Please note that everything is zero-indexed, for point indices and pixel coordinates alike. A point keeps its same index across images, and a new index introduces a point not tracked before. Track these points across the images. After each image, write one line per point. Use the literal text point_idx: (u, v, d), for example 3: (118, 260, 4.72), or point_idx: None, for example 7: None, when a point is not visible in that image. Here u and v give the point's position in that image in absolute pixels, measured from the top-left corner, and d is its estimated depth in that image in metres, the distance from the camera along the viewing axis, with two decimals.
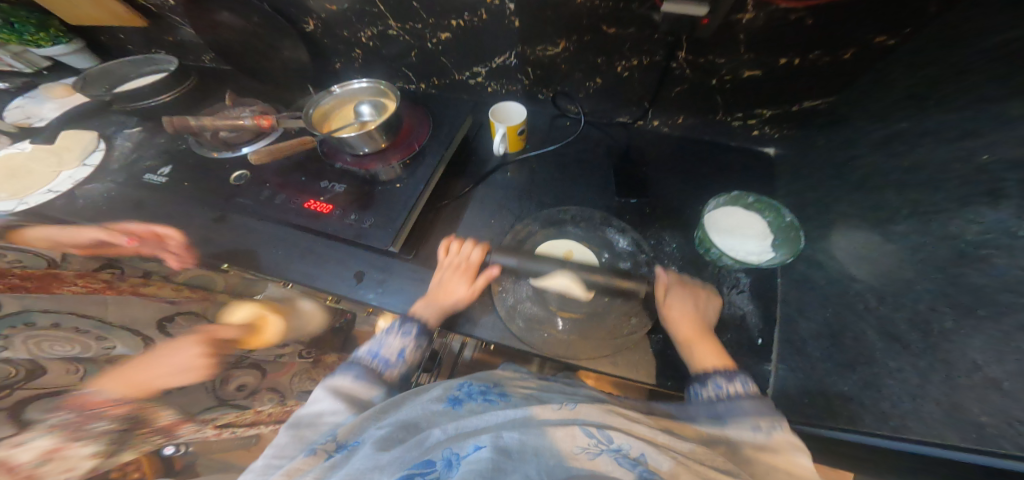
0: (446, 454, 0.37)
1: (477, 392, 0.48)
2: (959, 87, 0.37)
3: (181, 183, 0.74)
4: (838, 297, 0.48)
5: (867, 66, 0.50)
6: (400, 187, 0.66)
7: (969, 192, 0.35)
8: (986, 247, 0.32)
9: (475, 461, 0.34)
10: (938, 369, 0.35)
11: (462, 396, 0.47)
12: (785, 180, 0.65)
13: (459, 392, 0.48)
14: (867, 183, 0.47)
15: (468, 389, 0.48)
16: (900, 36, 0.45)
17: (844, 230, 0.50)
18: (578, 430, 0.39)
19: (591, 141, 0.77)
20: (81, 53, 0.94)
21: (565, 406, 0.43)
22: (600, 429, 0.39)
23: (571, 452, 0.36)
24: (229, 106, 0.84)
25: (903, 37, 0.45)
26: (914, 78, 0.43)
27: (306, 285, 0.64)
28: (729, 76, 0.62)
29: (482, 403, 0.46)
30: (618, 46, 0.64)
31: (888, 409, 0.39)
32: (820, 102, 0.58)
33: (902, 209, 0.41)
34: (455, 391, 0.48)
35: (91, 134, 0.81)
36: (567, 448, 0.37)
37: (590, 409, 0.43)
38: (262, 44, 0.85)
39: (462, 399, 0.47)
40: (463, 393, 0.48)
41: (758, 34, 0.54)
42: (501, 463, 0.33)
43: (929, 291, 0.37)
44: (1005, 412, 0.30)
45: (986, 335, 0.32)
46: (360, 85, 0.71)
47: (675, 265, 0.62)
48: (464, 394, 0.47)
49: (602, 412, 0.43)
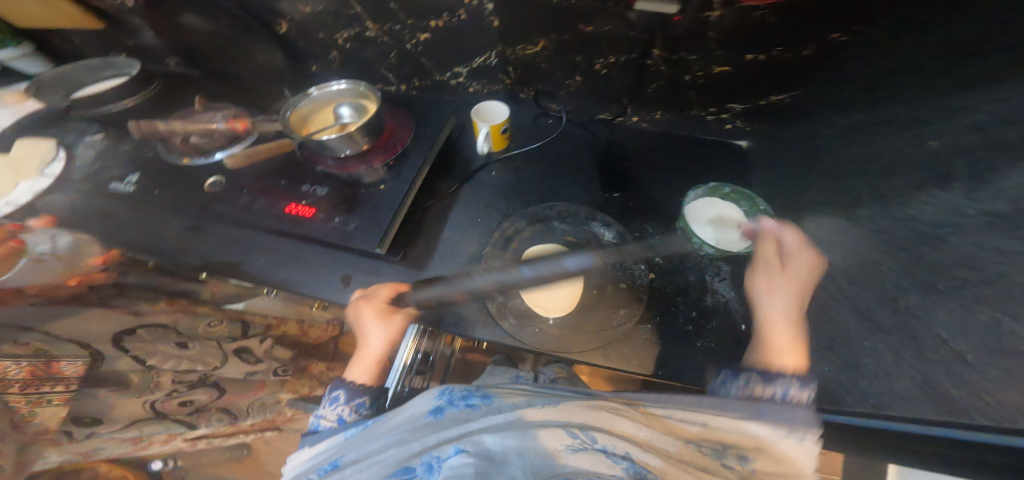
0: (425, 459, 0.38)
1: (458, 397, 0.48)
2: (914, 80, 0.40)
3: (151, 192, 0.71)
4: (812, 280, 0.51)
5: (824, 63, 0.52)
6: (385, 189, 0.65)
7: (926, 177, 0.37)
8: (943, 226, 0.35)
9: (455, 467, 0.35)
10: (906, 344, 0.37)
11: (444, 404, 0.48)
12: (760, 171, 0.68)
13: (439, 399, 0.48)
14: (835, 171, 0.50)
15: (449, 396, 0.49)
16: (851, 33, 0.47)
17: (815, 217, 0.53)
18: (562, 431, 0.38)
19: (574, 139, 0.79)
20: (33, 57, 0.89)
21: (549, 406, 0.44)
22: (584, 430, 0.39)
23: (555, 449, 0.36)
24: (199, 111, 0.81)
25: (854, 34, 0.47)
26: (869, 71, 0.46)
27: (292, 292, 0.63)
28: (701, 72, 0.64)
29: (464, 410, 0.46)
30: (595, 44, 0.65)
31: (868, 388, 0.40)
32: (785, 96, 0.60)
33: (868, 195, 0.44)
34: (435, 401, 0.48)
35: (50, 142, 0.76)
36: (551, 446, 0.36)
37: (574, 407, 0.43)
38: (233, 47, 0.83)
39: (442, 407, 0.47)
40: (444, 401, 0.48)
41: (728, 32, 0.56)
42: (485, 467, 0.34)
43: (894, 270, 0.39)
44: (970, 382, 0.32)
45: (947, 309, 0.34)
46: (339, 87, 0.70)
47: (660, 257, 0.64)
48: (445, 401, 0.48)
49: (585, 409, 0.43)
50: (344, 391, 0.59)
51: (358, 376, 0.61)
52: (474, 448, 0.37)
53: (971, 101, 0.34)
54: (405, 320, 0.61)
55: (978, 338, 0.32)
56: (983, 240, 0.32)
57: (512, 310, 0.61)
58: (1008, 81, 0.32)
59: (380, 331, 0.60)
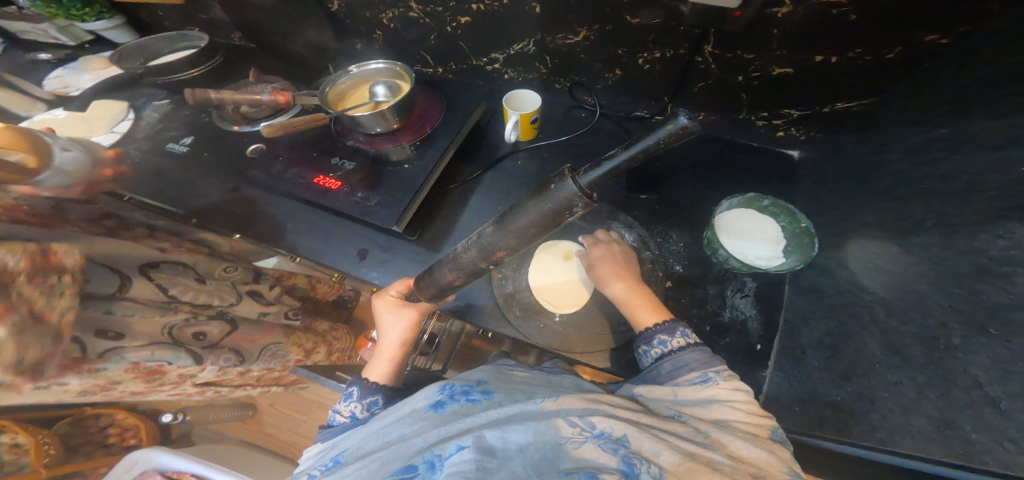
0: (427, 457, 0.37)
1: (460, 391, 0.48)
2: (1008, 92, 0.34)
3: (200, 153, 0.77)
4: (847, 308, 0.46)
5: (911, 67, 0.47)
6: (408, 168, 0.66)
7: (1001, 205, 0.32)
8: (1012, 264, 0.30)
9: (458, 463, 0.34)
10: (943, 389, 0.33)
11: (445, 398, 0.47)
12: (806, 184, 0.62)
13: (440, 394, 0.48)
14: (893, 191, 0.44)
15: (450, 389, 0.48)
16: (952, 36, 0.41)
17: (861, 239, 0.47)
18: (561, 421, 0.38)
19: (606, 134, 0.76)
20: (122, 29, 0.97)
21: (548, 398, 0.42)
22: (582, 417, 0.39)
23: (557, 443, 0.36)
24: (251, 82, 0.86)
25: (955, 37, 0.41)
26: (961, 80, 0.40)
27: (313, 260, 0.66)
28: (757, 73, 0.59)
29: (465, 404, 0.46)
30: (641, 38, 0.62)
31: (877, 421, 0.37)
32: (854, 104, 0.55)
33: (926, 220, 0.39)
34: (436, 396, 0.48)
35: (123, 104, 0.84)
36: (551, 440, 0.37)
37: (573, 399, 0.42)
38: (287, 23, 0.87)
39: (443, 401, 0.47)
40: (445, 395, 0.48)
41: (796, 30, 0.51)
42: (484, 463, 0.34)
43: (943, 307, 0.35)
44: (998, 430, 0.29)
45: (997, 356, 0.30)
46: (376, 66, 0.71)
47: (681, 265, 0.61)
48: (445, 396, 0.47)
49: (586, 402, 0.42)
50: (357, 388, 0.59)
51: (377, 376, 0.61)
52: (475, 443, 0.37)
53: None
54: (415, 315, 0.61)
55: None
56: None
57: (519, 301, 0.61)
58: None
59: (394, 324, 0.62)
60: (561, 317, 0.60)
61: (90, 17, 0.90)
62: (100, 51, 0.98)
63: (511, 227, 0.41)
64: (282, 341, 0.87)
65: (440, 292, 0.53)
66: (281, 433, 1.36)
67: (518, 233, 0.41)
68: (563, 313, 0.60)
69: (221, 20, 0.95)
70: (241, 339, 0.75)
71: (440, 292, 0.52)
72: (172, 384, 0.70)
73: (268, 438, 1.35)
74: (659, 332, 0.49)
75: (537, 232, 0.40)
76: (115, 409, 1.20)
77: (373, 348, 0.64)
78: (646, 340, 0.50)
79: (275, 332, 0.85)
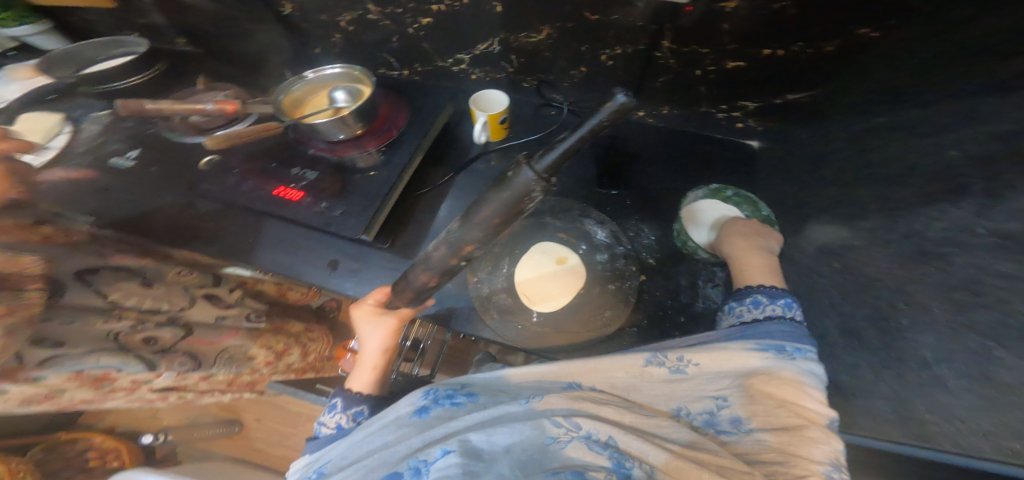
0: (413, 463, 0.36)
1: (444, 396, 0.47)
2: (937, 83, 0.36)
3: (148, 167, 0.72)
4: (806, 292, 0.48)
5: (851, 58, 0.48)
6: (374, 175, 0.64)
7: (935, 190, 0.34)
8: (946, 245, 0.32)
9: (444, 468, 0.34)
10: (890, 366, 0.35)
11: (430, 403, 0.46)
12: (766, 173, 0.65)
13: (424, 399, 0.47)
14: (842, 179, 0.47)
15: (433, 394, 0.47)
16: (883, 29, 0.43)
17: (817, 225, 0.50)
18: (546, 422, 0.38)
19: (575, 131, 0.76)
20: (49, 34, 0.90)
21: (533, 399, 0.42)
22: (567, 418, 0.38)
23: (541, 443, 0.36)
24: (202, 90, 0.81)
25: (886, 30, 0.43)
26: (895, 72, 0.42)
27: (279, 274, 0.63)
28: (712, 67, 0.61)
29: (449, 408, 0.45)
30: (602, 34, 0.62)
31: (840, 404, 0.39)
32: (804, 95, 0.57)
33: (872, 206, 0.41)
34: (420, 401, 0.47)
35: (56, 116, 0.78)
36: (538, 441, 0.37)
37: (557, 398, 0.42)
38: (239, 27, 0.82)
39: (427, 407, 0.46)
40: (428, 400, 0.47)
41: (744, 26, 0.52)
42: (471, 466, 0.34)
43: (889, 288, 0.37)
44: (948, 410, 0.30)
45: (938, 332, 0.32)
46: (333, 71, 0.68)
47: (653, 257, 0.62)
48: (429, 400, 0.46)
49: (569, 399, 0.42)
50: (342, 399, 0.57)
51: (363, 386, 0.59)
52: (461, 446, 0.36)
53: (999, 107, 0.31)
54: (396, 322, 0.59)
55: (968, 367, 0.30)
56: (988, 262, 0.29)
57: (496, 305, 0.60)
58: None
59: (374, 333, 0.60)
60: (538, 316, 0.60)
61: (10, 22, 0.83)
62: (29, 61, 0.90)
63: (475, 220, 0.40)
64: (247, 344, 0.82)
65: (417, 296, 0.51)
66: (270, 447, 1.30)
67: (483, 225, 0.41)
68: (541, 313, 0.60)
69: (165, 25, 0.89)
70: (196, 342, 0.70)
71: (417, 295, 0.51)
72: (126, 391, 0.65)
73: (255, 455, 1.30)
74: (759, 297, 0.47)
75: (502, 222, 0.40)
76: (92, 433, 1.17)
77: (356, 358, 0.62)
78: (742, 297, 0.49)
79: (238, 335, 0.79)
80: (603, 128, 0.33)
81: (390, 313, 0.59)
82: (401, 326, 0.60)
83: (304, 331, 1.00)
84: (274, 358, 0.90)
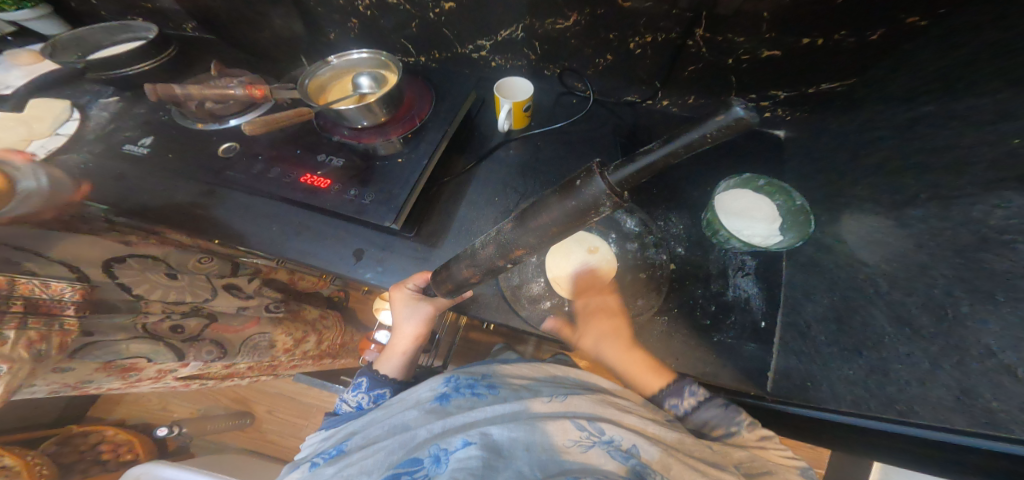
0: (433, 451, 0.36)
1: (465, 385, 0.47)
2: (996, 71, 0.36)
3: (164, 155, 0.71)
4: (846, 281, 0.48)
5: (892, 49, 0.48)
6: (402, 162, 0.63)
7: (997, 177, 0.34)
8: (1011, 232, 0.32)
9: (465, 459, 0.34)
10: (950, 354, 0.35)
11: (450, 390, 0.47)
12: (794, 162, 0.65)
13: (446, 386, 0.47)
14: (884, 168, 0.46)
15: (455, 382, 0.48)
16: (932, 17, 0.43)
17: (856, 215, 0.50)
18: (570, 423, 0.39)
19: (598, 120, 0.75)
20: (49, 18, 0.86)
21: (556, 399, 0.44)
22: (591, 422, 0.40)
23: (563, 444, 0.37)
24: (214, 76, 0.79)
25: (935, 18, 0.43)
26: (944, 61, 0.42)
27: (304, 263, 0.62)
28: (746, 56, 0.60)
29: (470, 398, 0.45)
30: (633, 21, 0.61)
31: (896, 393, 0.39)
32: (837, 85, 0.56)
33: (921, 194, 0.41)
34: (441, 387, 0.47)
35: (64, 103, 0.76)
36: (559, 441, 0.37)
37: (581, 401, 0.43)
38: (249, 11, 0.80)
39: (449, 394, 0.46)
40: (450, 388, 0.47)
41: (784, 12, 0.52)
42: (492, 461, 0.33)
43: (945, 276, 0.37)
44: (1021, 399, 0.30)
45: (1004, 320, 0.32)
46: (359, 56, 0.67)
47: (682, 246, 0.62)
48: (451, 389, 0.47)
49: (593, 403, 0.44)
50: (366, 379, 0.60)
51: (390, 371, 0.61)
52: (482, 440, 0.36)
53: None
54: (432, 309, 0.59)
55: None
56: None
57: (526, 294, 0.60)
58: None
59: (411, 318, 0.59)
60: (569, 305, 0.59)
61: (8, 5, 0.79)
62: (29, 44, 0.87)
63: (533, 223, 0.38)
64: (269, 331, 0.79)
65: (457, 288, 0.51)
66: (282, 438, 1.30)
67: (539, 231, 0.38)
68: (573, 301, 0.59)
69: (170, 9, 0.86)
70: (222, 330, 0.70)
71: (457, 288, 0.51)
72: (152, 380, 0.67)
73: (268, 446, 1.29)
74: (670, 397, 0.51)
75: (559, 232, 0.37)
76: (104, 427, 1.18)
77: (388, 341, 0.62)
78: (659, 405, 0.52)
79: (260, 323, 0.77)
80: (704, 146, 0.29)
81: (427, 300, 0.59)
82: (436, 315, 0.60)
83: (320, 317, 0.98)
84: (293, 345, 0.86)
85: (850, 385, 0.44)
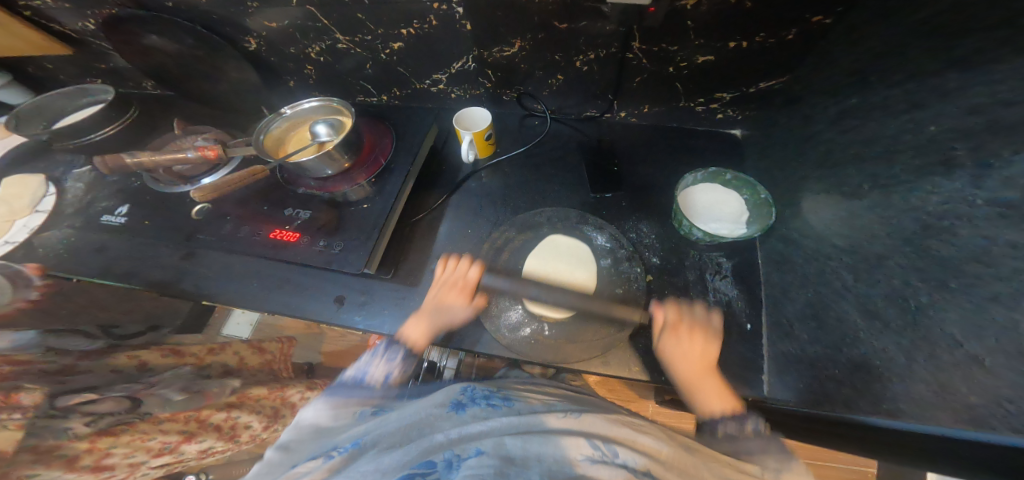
0: (447, 455, 0.34)
1: (481, 396, 0.44)
2: (904, 60, 0.38)
3: (139, 222, 0.71)
4: (816, 277, 0.49)
5: (811, 45, 0.51)
6: (368, 207, 0.64)
7: (924, 164, 0.36)
8: (948, 218, 0.33)
9: (478, 465, 0.32)
10: (921, 347, 0.35)
11: (465, 400, 0.44)
12: (754, 159, 0.66)
13: (462, 395, 0.45)
14: (829, 160, 0.48)
15: (470, 393, 0.45)
16: (833, 16, 0.46)
17: (814, 208, 0.51)
18: (583, 440, 0.36)
19: (561, 138, 0.76)
20: (11, 86, 0.87)
21: (570, 415, 0.41)
22: (605, 443, 0.36)
23: (573, 459, 0.34)
24: (178, 135, 0.79)
25: (836, 16, 0.46)
26: (858, 55, 0.44)
27: (288, 317, 0.62)
28: (684, 63, 0.60)
29: (486, 408, 0.42)
30: (572, 41, 0.62)
31: (881, 391, 0.38)
32: (774, 82, 0.58)
33: (863, 185, 0.42)
34: (456, 396, 0.44)
35: (38, 178, 0.77)
36: (571, 455, 0.34)
37: (595, 419, 0.40)
38: (203, 67, 0.80)
39: (463, 403, 0.43)
40: (465, 397, 0.44)
41: (707, 20, 0.52)
42: (505, 468, 0.32)
43: (900, 266, 0.38)
44: (994, 392, 0.30)
45: (961, 307, 0.32)
46: (312, 105, 0.68)
47: (657, 256, 0.63)
48: (467, 398, 0.44)
49: (607, 422, 0.40)
50: (453, 318, 0.56)
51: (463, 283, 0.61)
52: (497, 449, 0.35)
53: (965, 84, 0.33)
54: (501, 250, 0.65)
55: (1000, 344, 0.30)
56: (993, 233, 0.30)
57: (506, 321, 0.59)
58: (985, 66, 0.31)
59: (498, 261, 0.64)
60: (550, 328, 0.58)
61: None
62: None
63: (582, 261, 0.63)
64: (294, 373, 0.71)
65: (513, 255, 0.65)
66: None
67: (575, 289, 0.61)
68: (552, 324, 0.58)
69: (128, 69, 0.87)
70: None
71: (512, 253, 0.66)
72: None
73: None
74: (726, 407, 0.48)
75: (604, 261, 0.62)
76: None
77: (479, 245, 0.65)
78: (707, 381, 0.49)
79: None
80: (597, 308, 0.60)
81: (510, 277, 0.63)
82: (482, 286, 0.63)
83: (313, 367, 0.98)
84: None
85: (839, 386, 0.43)
